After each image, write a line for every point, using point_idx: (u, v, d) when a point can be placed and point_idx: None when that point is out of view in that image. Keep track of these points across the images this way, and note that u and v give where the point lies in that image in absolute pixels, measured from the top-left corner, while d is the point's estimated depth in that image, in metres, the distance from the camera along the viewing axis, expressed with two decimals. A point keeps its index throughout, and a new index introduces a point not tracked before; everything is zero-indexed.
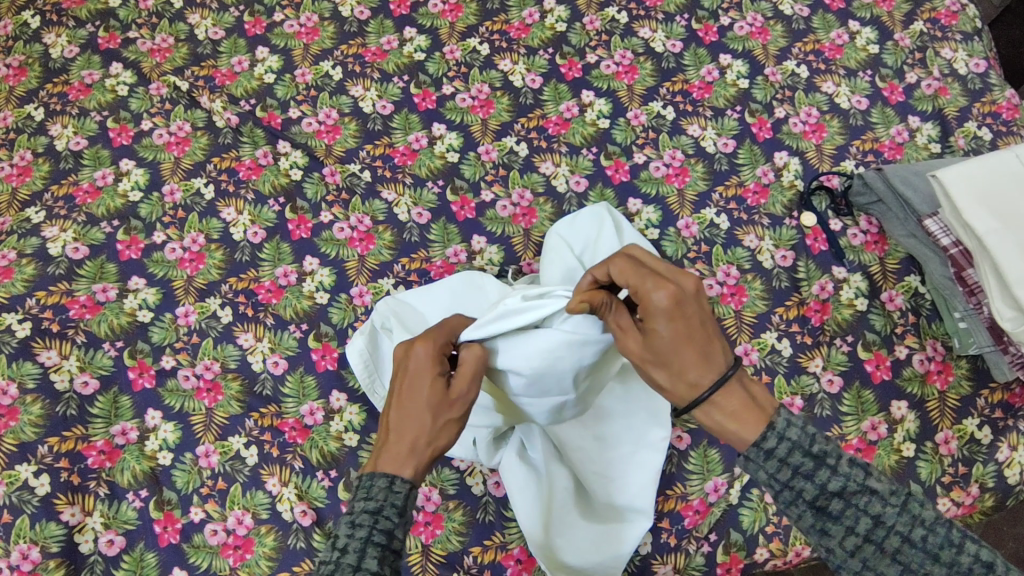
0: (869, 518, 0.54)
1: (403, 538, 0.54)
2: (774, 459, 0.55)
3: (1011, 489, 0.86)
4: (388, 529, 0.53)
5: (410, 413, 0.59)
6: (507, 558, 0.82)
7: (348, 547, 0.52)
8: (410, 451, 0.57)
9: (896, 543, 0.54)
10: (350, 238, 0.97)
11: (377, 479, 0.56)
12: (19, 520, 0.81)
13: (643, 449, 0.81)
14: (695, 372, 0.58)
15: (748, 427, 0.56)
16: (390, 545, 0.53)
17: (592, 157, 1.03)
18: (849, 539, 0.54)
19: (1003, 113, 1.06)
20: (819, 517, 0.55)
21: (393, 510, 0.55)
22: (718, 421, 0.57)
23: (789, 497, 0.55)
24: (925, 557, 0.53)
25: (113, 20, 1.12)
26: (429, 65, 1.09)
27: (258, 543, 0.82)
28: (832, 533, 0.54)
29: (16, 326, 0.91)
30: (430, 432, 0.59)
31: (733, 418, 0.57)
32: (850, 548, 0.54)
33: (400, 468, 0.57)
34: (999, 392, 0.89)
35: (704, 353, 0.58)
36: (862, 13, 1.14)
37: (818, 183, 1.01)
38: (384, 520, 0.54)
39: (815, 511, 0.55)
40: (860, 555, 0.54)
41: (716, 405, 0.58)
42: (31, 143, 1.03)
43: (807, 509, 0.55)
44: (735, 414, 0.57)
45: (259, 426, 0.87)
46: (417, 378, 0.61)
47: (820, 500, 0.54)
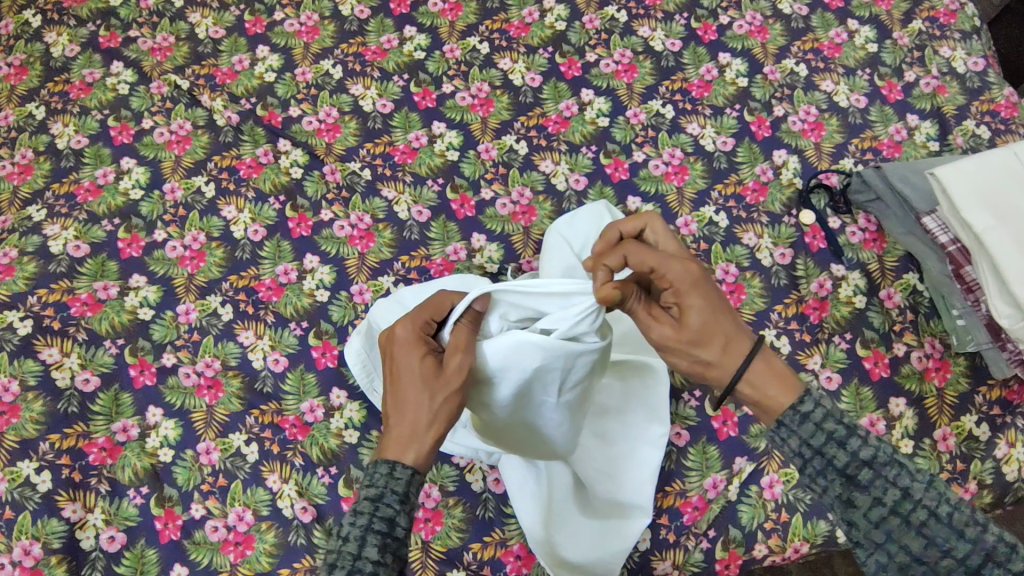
0: (897, 490, 0.53)
1: (406, 525, 0.54)
2: (810, 422, 0.56)
3: (1010, 485, 0.86)
4: (389, 515, 0.53)
5: (405, 395, 0.58)
6: (507, 555, 0.82)
7: (349, 536, 0.52)
8: (411, 434, 0.57)
9: (922, 516, 0.53)
10: (350, 236, 0.97)
11: (379, 467, 0.55)
12: (21, 516, 0.81)
13: (641, 445, 0.81)
14: (732, 343, 0.60)
15: (786, 391, 0.58)
16: (391, 531, 0.53)
17: (591, 155, 1.03)
18: (876, 509, 0.54)
19: (1001, 112, 1.06)
20: (847, 485, 0.55)
21: (394, 497, 0.54)
22: (759, 392, 0.59)
23: (818, 463, 0.55)
24: (950, 532, 0.52)
25: (114, 19, 1.13)
26: (429, 64, 1.10)
27: (258, 539, 0.82)
28: (859, 502, 0.54)
29: (18, 324, 0.91)
30: (429, 411, 0.58)
31: (770, 384, 0.58)
32: (875, 518, 0.54)
33: (403, 453, 0.56)
34: (997, 388, 0.90)
35: (731, 328, 0.60)
36: (861, 12, 1.14)
37: (816, 181, 1.01)
38: (387, 507, 0.54)
39: (845, 479, 0.55)
40: (885, 526, 0.53)
41: (752, 376, 0.59)
42: (32, 142, 1.04)
43: (837, 477, 0.55)
44: (771, 381, 0.59)
45: (260, 423, 0.87)
46: (407, 360, 0.60)
47: (850, 468, 0.55)
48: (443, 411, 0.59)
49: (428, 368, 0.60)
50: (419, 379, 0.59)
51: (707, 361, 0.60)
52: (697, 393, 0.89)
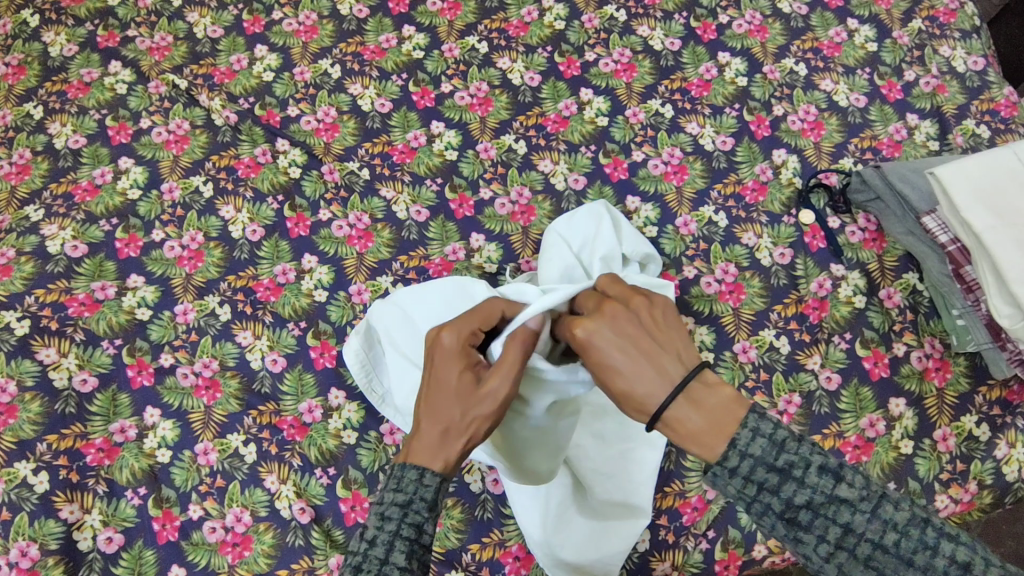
0: (838, 527, 0.50)
1: (434, 531, 0.55)
2: (739, 476, 0.52)
3: (1010, 486, 0.86)
4: (417, 522, 0.55)
5: (437, 403, 0.60)
6: (506, 555, 0.82)
7: (377, 540, 0.54)
8: (439, 444, 0.58)
9: (866, 550, 0.50)
10: (349, 236, 0.97)
11: (407, 472, 0.57)
12: (18, 517, 0.81)
13: (641, 445, 0.80)
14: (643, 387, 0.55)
15: (706, 442, 0.52)
16: (419, 537, 0.55)
17: (591, 155, 1.03)
18: (822, 547, 0.51)
19: (1001, 111, 1.06)
20: (790, 527, 0.52)
21: (422, 504, 0.56)
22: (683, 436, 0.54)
23: (756, 508, 0.52)
24: (897, 562, 0.50)
25: (112, 19, 1.12)
26: (428, 63, 1.09)
27: (257, 540, 0.82)
28: (805, 541, 0.51)
29: (15, 324, 0.91)
30: (457, 424, 0.59)
31: (690, 433, 0.53)
32: (824, 554, 0.51)
33: (430, 461, 0.57)
34: (997, 389, 0.89)
35: (642, 367, 0.56)
36: (860, 11, 1.14)
37: (816, 181, 1.01)
38: (415, 513, 0.55)
39: (786, 522, 0.52)
40: (835, 561, 0.51)
41: (673, 420, 0.54)
42: (30, 142, 1.03)
43: (778, 521, 0.52)
44: (690, 426, 0.53)
45: (258, 424, 0.87)
46: (446, 371, 0.61)
47: (788, 512, 0.51)
48: (475, 426, 0.59)
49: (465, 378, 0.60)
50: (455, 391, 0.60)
51: (622, 409, 0.57)
52: None
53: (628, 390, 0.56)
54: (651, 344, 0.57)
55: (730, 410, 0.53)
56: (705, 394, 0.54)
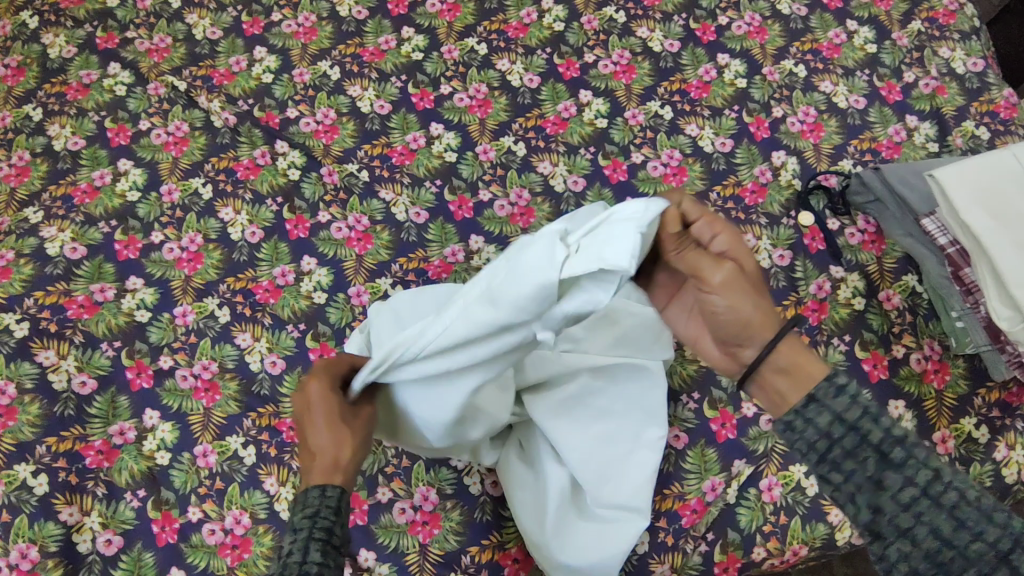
0: (929, 471, 0.49)
1: (344, 533, 0.55)
2: (846, 395, 0.52)
3: (1009, 488, 0.86)
4: (328, 526, 0.54)
5: (322, 445, 0.61)
6: (504, 558, 0.82)
7: (293, 550, 0.52)
8: (333, 465, 0.60)
9: (954, 497, 0.48)
10: (348, 238, 0.97)
11: (311, 493, 0.57)
12: (17, 520, 0.81)
13: (639, 448, 0.80)
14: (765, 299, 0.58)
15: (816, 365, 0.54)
16: (331, 540, 0.54)
17: (590, 157, 1.03)
18: (907, 490, 0.49)
19: (1000, 113, 1.06)
20: (880, 465, 0.50)
21: (329, 510, 0.55)
22: (783, 366, 0.56)
23: (849, 439, 0.51)
24: (980, 516, 0.48)
25: (111, 20, 1.12)
26: (427, 65, 1.09)
27: (255, 543, 0.82)
28: (889, 484, 0.49)
29: (14, 326, 0.91)
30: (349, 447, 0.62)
31: (802, 356, 0.55)
32: (905, 500, 0.49)
33: (330, 479, 0.58)
34: (996, 391, 0.89)
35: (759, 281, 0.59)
36: (860, 12, 1.14)
37: (815, 182, 1.01)
38: (323, 520, 0.54)
39: (878, 458, 0.50)
40: (915, 509, 0.49)
41: (783, 346, 0.56)
42: (29, 144, 1.03)
43: (870, 454, 0.50)
44: (801, 357, 0.55)
45: (257, 426, 0.87)
46: (319, 416, 0.63)
47: (884, 444, 0.50)
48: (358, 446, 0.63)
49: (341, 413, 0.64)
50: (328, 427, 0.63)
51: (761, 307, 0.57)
52: (695, 395, 0.89)
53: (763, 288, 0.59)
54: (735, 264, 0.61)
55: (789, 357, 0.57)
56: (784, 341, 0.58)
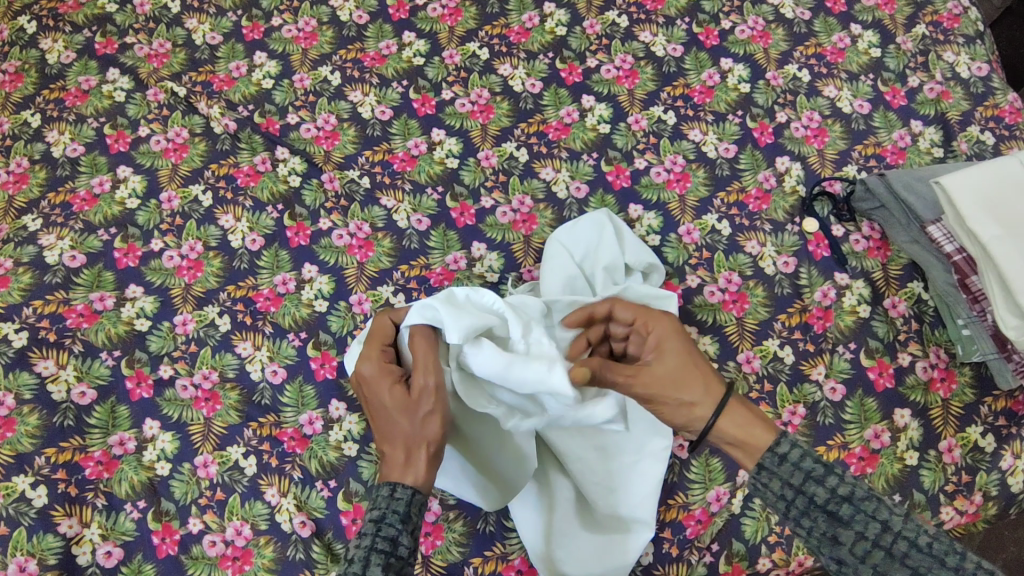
0: (877, 523, 0.58)
1: (408, 542, 0.59)
2: (788, 463, 0.61)
3: (1015, 497, 0.85)
4: (391, 535, 0.58)
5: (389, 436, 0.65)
6: (508, 569, 0.81)
7: (354, 557, 0.58)
8: (403, 459, 0.63)
9: (903, 546, 0.57)
10: (349, 245, 0.96)
11: (381, 490, 0.61)
12: (16, 532, 0.81)
13: (644, 458, 0.79)
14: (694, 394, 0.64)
15: (765, 432, 0.63)
16: (394, 551, 0.58)
17: (593, 163, 1.02)
18: (859, 543, 0.58)
19: (1005, 118, 1.05)
20: (831, 522, 0.59)
21: (396, 516, 0.59)
22: (733, 436, 0.64)
23: (800, 503, 0.60)
24: (930, 560, 0.56)
25: (110, 25, 1.12)
26: (429, 70, 1.08)
27: (257, 554, 0.81)
28: (843, 539, 0.59)
29: (13, 335, 0.90)
30: (414, 429, 0.64)
31: (740, 437, 0.64)
32: (861, 552, 0.58)
33: (401, 476, 0.62)
34: (1002, 399, 0.89)
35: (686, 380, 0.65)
36: (863, 17, 1.13)
37: (820, 188, 1.00)
38: (388, 527, 0.59)
39: (827, 516, 0.59)
40: (870, 560, 0.57)
41: (726, 427, 0.64)
42: (28, 151, 1.03)
43: (820, 513, 0.60)
44: (745, 430, 0.64)
45: (258, 436, 0.86)
46: (379, 395, 0.67)
47: (831, 504, 0.59)
48: (427, 427, 0.65)
49: (397, 394, 0.67)
50: (392, 413, 0.66)
51: (687, 400, 0.64)
52: None
53: (688, 385, 0.65)
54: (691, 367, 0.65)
55: (753, 430, 0.63)
56: (737, 431, 0.64)
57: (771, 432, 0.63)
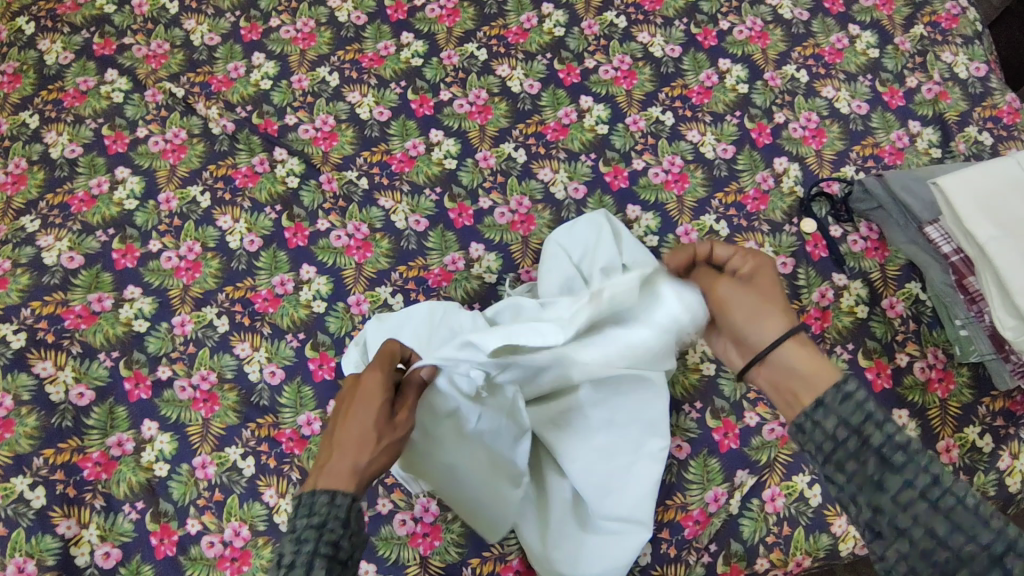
0: (929, 476, 0.51)
1: (350, 548, 0.54)
2: (852, 401, 0.54)
3: (1012, 498, 0.85)
4: (333, 540, 0.53)
5: (357, 444, 0.60)
6: (506, 570, 0.81)
7: (294, 562, 0.52)
8: (352, 469, 0.58)
9: (951, 501, 0.51)
10: (347, 246, 0.96)
11: (321, 493, 0.55)
12: (15, 533, 0.81)
13: (642, 459, 0.78)
14: (763, 322, 0.61)
15: (826, 371, 0.56)
16: (337, 555, 0.53)
17: (591, 164, 1.02)
18: (906, 492, 0.51)
19: (1003, 118, 1.05)
20: (880, 467, 0.52)
21: (337, 523, 0.54)
22: (795, 369, 0.58)
23: (852, 443, 0.53)
24: (976, 521, 0.50)
25: (108, 26, 1.12)
26: (427, 71, 1.09)
27: (255, 556, 0.81)
28: (888, 486, 0.52)
29: (11, 337, 0.90)
30: (376, 452, 0.60)
31: (799, 373, 0.58)
32: (905, 501, 0.51)
33: (345, 483, 0.57)
34: (1000, 399, 0.89)
35: (768, 306, 0.62)
36: (862, 17, 1.13)
37: (818, 189, 1.00)
38: (331, 532, 0.53)
39: (878, 461, 0.53)
40: (912, 510, 0.51)
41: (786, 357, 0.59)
42: (25, 152, 1.03)
43: (871, 457, 0.53)
44: (807, 364, 0.58)
45: (256, 436, 0.86)
46: (366, 405, 0.62)
47: (886, 449, 0.52)
48: (386, 455, 0.61)
49: (383, 414, 0.63)
50: (368, 426, 0.61)
51: (757, 323, 0.61)
52: (697, 404, 0.88)
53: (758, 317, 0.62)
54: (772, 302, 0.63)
55: (818, 368, 0.57)
56: (796, 363, 0.58)
57: (835, 371, 0.56)
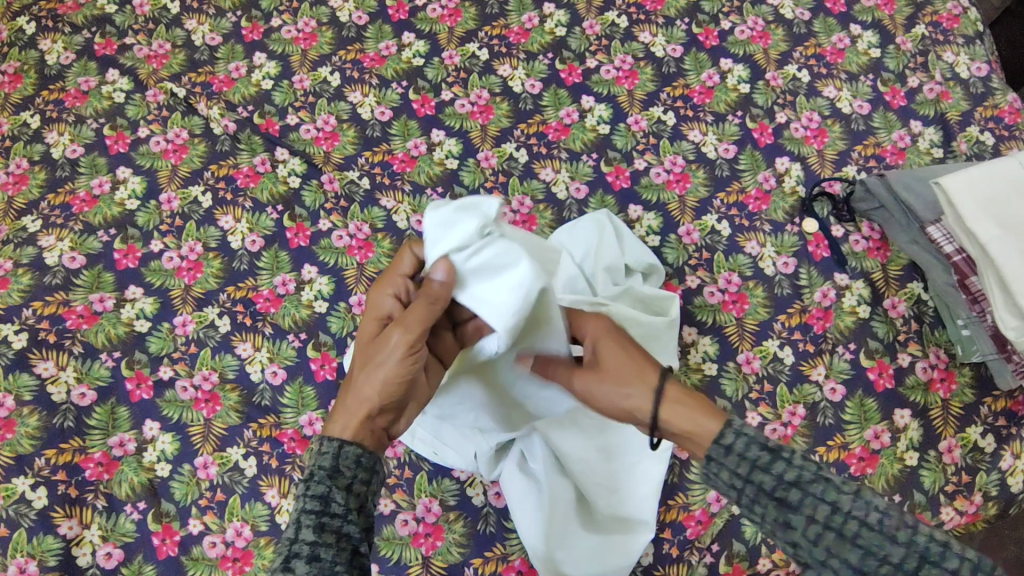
0: (827, 506, 0.49)
1: (340, 500, 0.53)
2: (734, 453, 0.52)
3: (1014, 498, 0.85)
4: (321, 493, 0.52)
5: (354, 387, 0.59)
6: (508, 570, 0.81)
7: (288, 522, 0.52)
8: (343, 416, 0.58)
9: (855, 526, 0.48)
10: (349, 246, 0.96)
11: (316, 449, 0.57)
12: (17, 534, 0.81)
13: (645, 459, 0.79)
14: (632, 399, 0.58)
15: (706, 419, 0.54)
16: (327, 508, 0.52)
17: (592, 164, 1.02)
18: (812, 528, 0.49)
19: (1005, 118, 1.05)
20: (781, 509, 0.50)
21: (323, 473, 0.54)
22: (680, 428, 0.55)
23: (747, 493, 0.51)
24: (883, 538, 0.47)
25: (110, 26, 1.11)
26: (429, 71, 1.08)
27: (257, 556, 0.81)
28: (795, 525, 0.49)
29: (13, 337, 0.90)
30: (359, 393, 0.58)
31: (684, 431, 0.55)
32: (813, 536, 0.49)
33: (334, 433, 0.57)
34: (1002, 399, 0.89)
35: (627, 376, 0.59)
36: (863, 17, 1.13)
37: (819, 189, 1.00)
38: (318, 484, 0.53)
39: (777, 504, 0.50)
40: (824, 544, 0.49)
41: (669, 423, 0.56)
42: (27, 152, 1.03)
43: (768, 502, 0.50)
44: (687, 420, 0.55)
45: (258, 436, 0.86)
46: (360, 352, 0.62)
47: (778, 490, 0.50)
48: (374, 390, 0.58)
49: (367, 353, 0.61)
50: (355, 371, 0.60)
51: (622, 397, 0.58)
52: None
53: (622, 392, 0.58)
54: (632, 369, 0.59)
55: (697, 420, 0.54)
56: (679, 424, 0.55)
57: (717, 419, 0.54)
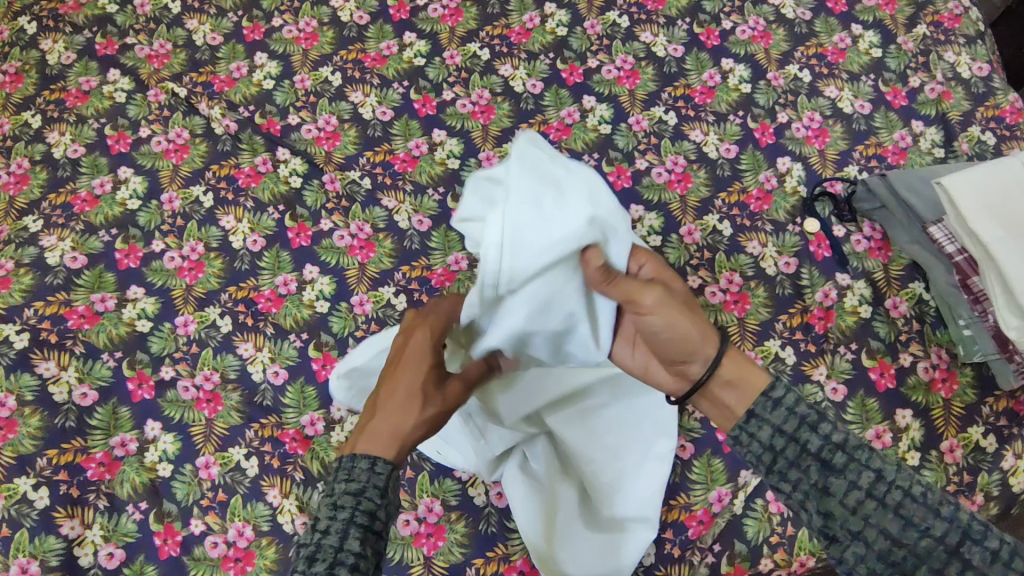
0: (871, 473, 0.55)
1: (385, 519, 0.56)
2: (782, 409, 0.58)
3: (1016, 497, 0.85)
4: (371, 509, 0.55)
5: (402, 409, 0.61)
6: (510, 570, 0.81)
7: (330, 530, 0.54)
8: (393, 432, 0.59)
9: (895, 497, 0.54)
10: (350, 246, 0.96)
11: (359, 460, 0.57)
12: (19, 534, 0.81)
13: (650, 459, 0.79)
14: (694, 338, 0.60)
15: (756, 374, 0.60)
16: (373, 525, 0.55)
17: (593, 164, 1.02)
18: (853, 494, 0.55)
19: (1006, 118, 1.05)
20: (823, 472, 0.56)
21: (376, 491, 0.56)
22: (727, 374, 0.60)
23: (791, 454, 0.57)
24: (924, 511, 0.53)
25: (111, 26, 1.11)
26: (430, 71, 1.08)
27: (258, 556, 0.81)
28: (836, 489, 0.55)
29: (15, 337, 0.90)
30: (414, 419, 0.60)
31: (732, 377, 0.60)
32: (851, 503, 0.55)
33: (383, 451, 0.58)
34: (1004, 399, 0.89)
35: (690, 310, 0.61)
36: (864, 17, 1.13)
37: (821, 189, 1.00)
38: (368, 502, 0.55)
39: (820, 466, 0.56)
40: (861, 511, 0.54)
41: (722, 368, 0.60)
42: (28, 152, 1.03)
43: (812, 464, 0.56)
44: (742, 369, 0.60)
45: (260, 437, 0.86)
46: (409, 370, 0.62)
47: (824, 453, 0.56)
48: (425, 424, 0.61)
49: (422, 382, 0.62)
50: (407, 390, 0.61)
51: (687, 330, 0.60)
52: None
53: (686, 325, 0.60)
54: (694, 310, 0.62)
55: (748, 372, 0.60)
56: (729, 371, 0.60)
57: (767, 374, 0.60)
